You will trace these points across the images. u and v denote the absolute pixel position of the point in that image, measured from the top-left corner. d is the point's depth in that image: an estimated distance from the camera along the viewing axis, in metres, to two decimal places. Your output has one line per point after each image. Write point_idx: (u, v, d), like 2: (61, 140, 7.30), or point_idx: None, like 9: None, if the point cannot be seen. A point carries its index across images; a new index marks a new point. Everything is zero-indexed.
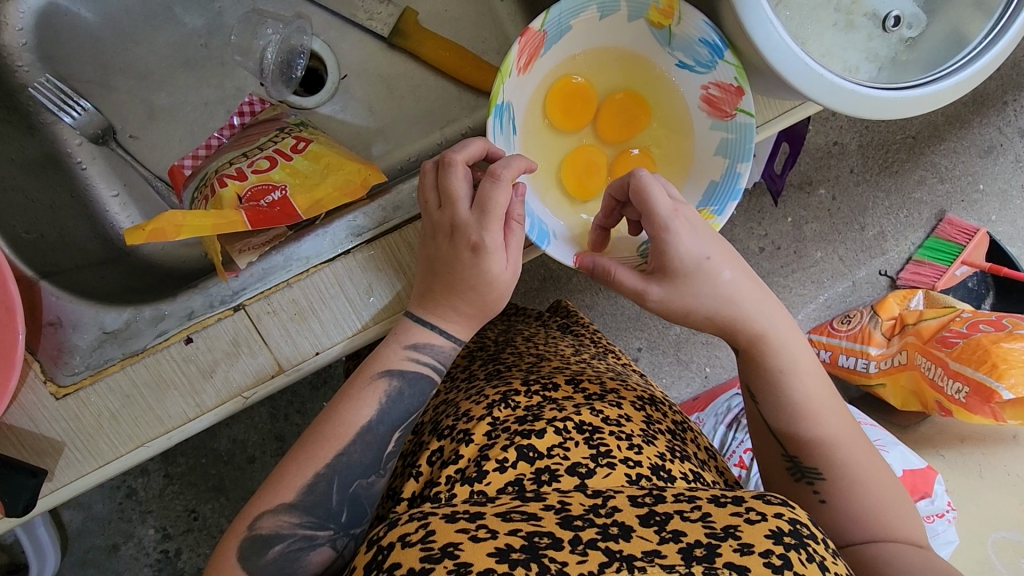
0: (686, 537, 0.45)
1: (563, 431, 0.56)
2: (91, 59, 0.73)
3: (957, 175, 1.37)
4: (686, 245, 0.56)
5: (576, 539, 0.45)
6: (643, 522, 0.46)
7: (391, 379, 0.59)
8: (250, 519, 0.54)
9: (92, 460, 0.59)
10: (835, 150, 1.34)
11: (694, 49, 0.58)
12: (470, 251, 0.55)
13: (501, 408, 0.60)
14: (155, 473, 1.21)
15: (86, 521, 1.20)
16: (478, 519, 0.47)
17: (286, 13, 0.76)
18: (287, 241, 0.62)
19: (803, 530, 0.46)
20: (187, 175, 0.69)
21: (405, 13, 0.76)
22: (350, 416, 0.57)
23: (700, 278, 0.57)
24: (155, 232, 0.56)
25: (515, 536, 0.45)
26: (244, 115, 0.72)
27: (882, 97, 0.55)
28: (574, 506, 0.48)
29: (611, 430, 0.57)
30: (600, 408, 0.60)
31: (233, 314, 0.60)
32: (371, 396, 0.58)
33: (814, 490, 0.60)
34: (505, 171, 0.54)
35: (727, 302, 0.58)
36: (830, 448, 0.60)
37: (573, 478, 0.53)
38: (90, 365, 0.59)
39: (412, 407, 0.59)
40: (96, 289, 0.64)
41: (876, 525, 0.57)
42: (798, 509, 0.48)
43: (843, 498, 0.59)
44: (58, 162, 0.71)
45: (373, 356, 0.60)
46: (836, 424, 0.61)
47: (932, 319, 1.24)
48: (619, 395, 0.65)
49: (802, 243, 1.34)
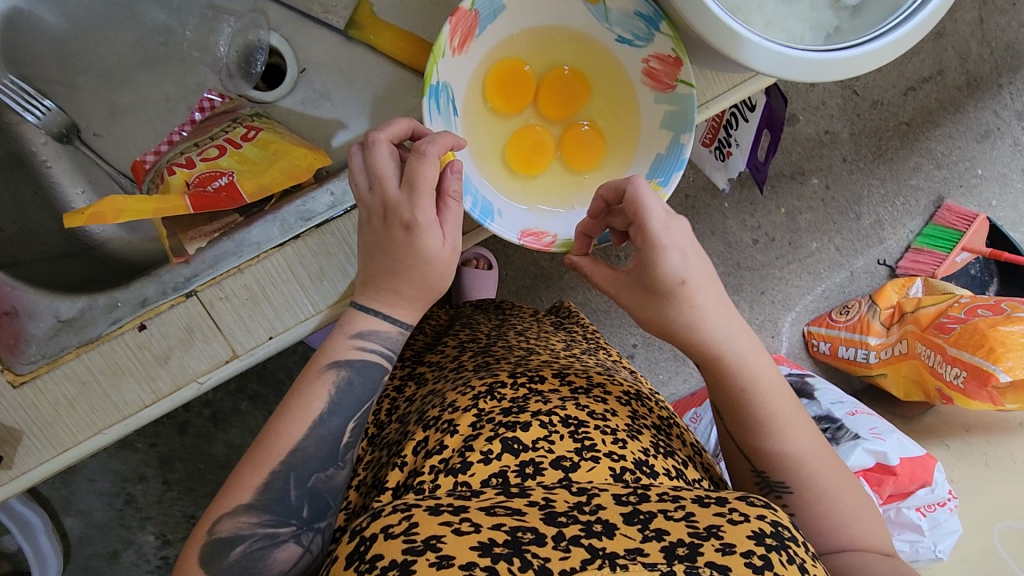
0: (669, 536, 0.45)
1: (548, 425, 0.55)
2: (56, 61, 0.76)
3: (953, 160, 1.35)
4: (668, 264, 0.53)
5: (559, 536, 0.45)
6: (627, 520, 0.46)
7: (339, 370, 0.59)
8: (210, 523, 0.54)
9: (50, 448, 0.59)
10: (827, 139, 1.32)
11: (631, 23, 0.59)
12: (404, 230, 0.55)
13: (487, 400, 0.58)
14: (154, 480, 1.22)
15: (87, 527, 1.21)
16: (463, 513, 0.46)
17: (241, 7, 0.78)
18: (238, 227, 0.62)
19: (783, 532, 0.46)
20: (148, 168, 0.71)
21: (360, 6, 0.77)
22: (300, 413, 0.57)
23: (676, 301, 0.54)
24: (94, 216, 0.58)
25: (499, 530, 0.45)
26: (203, 110, 0.74)
27: (818, 60, 0.54)
28: (558, 503, 0.48)
29: (597, 424, 0.56)
30: (586, 403, 0.59)
31: (186, 300, 0.61)
32: (320, 389, 0.58)
33: (782, 503, 0.59)
34: (431, 147, 0.54)
35: (693, 325, 0.55)
36: (800, 468, 0.58)
37: (558, 472, 0.52)
38: (45, 354, 0.60)
39: (363, 397, 0.60)
40: (63, 282, 0.67)
41: (838, 534, 0.57)
42: (779, 511, 0.48)
43: (812, 512, 0.57)
44: (21, 161, 0.74)
45: (320, 351, 0.60)
46: (807, 443, 0.59)
47: (931, 306, 1.19)
48: (606, 390, 0.62)
49: (796, 233, 1.33)
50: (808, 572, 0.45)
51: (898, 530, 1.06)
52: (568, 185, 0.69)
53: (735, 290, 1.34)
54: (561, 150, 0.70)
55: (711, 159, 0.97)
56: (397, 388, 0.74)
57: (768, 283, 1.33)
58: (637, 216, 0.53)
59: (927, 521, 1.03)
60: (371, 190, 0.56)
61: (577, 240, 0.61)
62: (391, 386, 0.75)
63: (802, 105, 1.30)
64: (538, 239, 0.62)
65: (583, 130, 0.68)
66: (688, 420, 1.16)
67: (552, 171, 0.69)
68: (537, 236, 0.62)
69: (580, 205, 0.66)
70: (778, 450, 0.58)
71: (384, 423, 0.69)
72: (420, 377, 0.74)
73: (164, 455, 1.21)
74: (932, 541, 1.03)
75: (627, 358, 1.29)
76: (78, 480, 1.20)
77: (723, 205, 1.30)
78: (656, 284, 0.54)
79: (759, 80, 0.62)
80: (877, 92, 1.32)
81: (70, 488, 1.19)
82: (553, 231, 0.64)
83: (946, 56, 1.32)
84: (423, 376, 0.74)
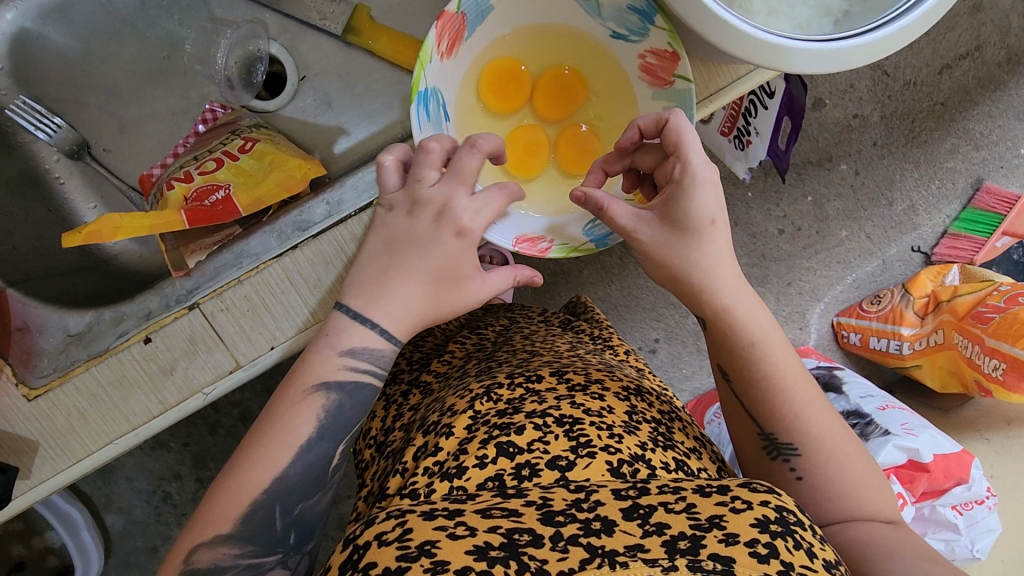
0: (670, 530, 0.43)
1: (542, 426, 0.53)
2: (64, 78, 0.78)
3: (994, 140, 1.28)
4: (698, 203, 0.54)
5: (557, 535, 0.43)
6: (626, 515, 0.44)
7: (328, 393, 0.55)
8: (186, 552, 0.52)
9: (66, 458, 0.61)
10: (856, 123, 1.26)
11: (625, 18, 0.57)
12: (451, 234, 0.55)
13: (482, 401, 0.57)
14: (188, 478, 1.24)
15: (128, 524, 1.24)
16: (458, 516, 0.45)
17: (242, 19, 0.79)
18: (236, 239, 0.64)
19: (789, 518, 0.44)
20: (155, 181, 0.72)
21: (356, 10, 0.77)
22: (284, 436, 0.54)
23: (699, 241, 0.55)
24: (92, 235, 0.61)
25: (494, 533, 0.43)
26: (206, 122, 0.75)
27: (818, 50, 0.51)
28: (557, 501, 0.45)
29: (592, 421, 0.54)
30: (582, 401, 0.56)
31: (188, 313, 0.61)
32: (308, 412, 0.55)
33: (791, 467, 0.56)
34: (483, 143, 0.56)
35: (707, 271, 0.56)
36: (810, 432, 0.56)
37: (554, 472, 0.50)
38: (58, 367, 0.62)
39: (353, 420, 0.57)
40: (76, 294, 0.69)
41: (851, 504, 0.55)
42: (784, 496, 0.46)
43: (820, 476, 0.55)
44: (35, 179, 0.76)
45: (305, 367, 0.56)
46: (815, 406, 0.57)
47: (968, 294, 1.13)
48: (604, 386, 0.59)
49: (824, 222, 1.27)
50: (817, 557, 0.43)
51: (933, 529, 1.01)
52: (566, 187, 0.68)
53: (761, 282, 1.29)
54: (556, 150, 0.69)
55: (731, 150, 0.92)
56: (402, 394, 0.73)
57: (795, 274, 1.28)
58: (680, 150, 0.54)
59: (966, 518, 0.98)
60: (415, 188, 0.56)
61: (592, 173, 0.62)
62: (397, 392, 0.74)
63: (827, 88, 1.24)
64: (533, 245, 0.60)
65: (580, 132, 0.67)
66: (714, 416, 1.09)
67: (549, 175, 0.69)
68: (532, 242, 0.61)
69: (575, 211, 0.65)
70: (786, 410, 0.56)
71: (389, 431, 0.69)
72: (424, 385, 0.73)
73: (197, 454, 1.24)
74: (969, 540, 0.99)
75: (650, 353, 1.25)
76: (116, 478, 1.24)
77: (746, 195, 1.25)
78: (682, 221, 0.55)
79: (762, 73, 0.59)
80: (910, 72, 1.25)
81: (111, 485, 1.24)
82: (549, 236, 0.62)
83: (985, 30, 1.25)
84: (427, 385, 0.72)
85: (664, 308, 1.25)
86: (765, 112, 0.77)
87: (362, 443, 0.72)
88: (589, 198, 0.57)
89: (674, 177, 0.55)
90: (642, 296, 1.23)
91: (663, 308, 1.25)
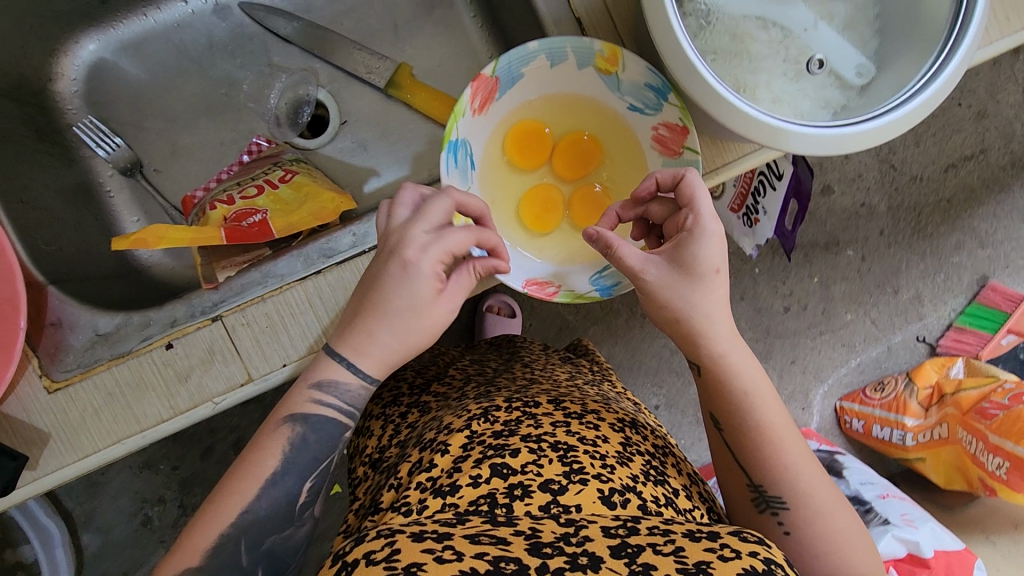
0: (655, 572, 0.44)
1: (537, 450, 0.54)
2: (131, 105, 0.85)
3: (999, 240, 1.33)
4: (704, 252, 0.57)
5: (543, 566, 0.44)
6: (614, 553, 0.45)
7: (294, 425, 0.59)
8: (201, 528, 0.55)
9: (72, 453, 0.63)
10: (863, 211, 1.31)
11: (642, 94, 0.63)
12: (420, 289, 0.55)
13: (480, 422, 0.58)
14: (172, 503, 1.24)
15: (104, 544, 1.23)
16: (447, 540, 0.46)
17: (295, 66, 0.87)
18: (266, 260, 0.68)
19: (776, 571, 0.44)
20: (197, 203, 0.79)
21: (400, 67, 0.84)
22: (255, 468, 0.58)
23: (701, 286, 0.58)
24: (137, 241, 0.66)
25: (481, 560, 0.44)
26: (251, 154, 0.83)
27: (818, 134, 0.57)
28: (545, 533, 0.47)
29: (587, 449, 0.55)
30: (577, 429, 0.58)
31: (210, 324, 0.65)
32: (275, 446, 0.58)
33: (779, 521, 0.57)
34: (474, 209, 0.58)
35: (706, 316, 0.59)
36: (803, 485, 0.57)
37: (546, 495, 0.51)
38: (81, 363, 0.65)
39: (318, 455, 0.60)
40: (109, 298, 0.72)
41: (835, 563, 0.55)
42: (774, 548, 0.46)
43: (807, 532, 0.56)
44: (88, 190, 0.81)
45: (282, 400, 0.60)
46: (804, 459, 0.58)
47: (973, 389, 1.14)
48: (599, 416, 0.61)
49: (830, 303, 1.31)
50: None
51: None
52: (576, 241, 0.72)
53: (765, 357, 1.31)
54: (570, 208, 0.74)
55: (739, 225, 0.97)
56: (401, 414, 0.74)
57: (799, 353, 1.30)
58: (691, 202, 0.59)
59: None
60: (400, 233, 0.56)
61: (607, 216, 0.66)
62: (396, 412, 0.75)
63: (837, 176, 1.30)
64: (540, 288, 0.65)
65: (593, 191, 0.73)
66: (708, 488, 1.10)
67: (562, 228, 0.73)
68: (541, 284, 0.65)
69: (584, 261, 0.68)
70: (778, 463, 0.57)
71: (386, 446, 0.71)
72: (423, 406, 0.74)
73: (185, 478, 1.24)
74: None
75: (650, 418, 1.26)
76: (102, 494, 1.23)
77: (753, 270, 1.29)
78: (690, 266, 0.58)
79: (767, 153, 0.65)
80: (916, 167, 1.32)
81: (96, 501, 1.23)
82: (558, 282, 0.66)
83: (989, 135, 1.32)
84: (426, 404, 0.74)
85: (668, 375, 1.26)
86: (772, 191, 0.83)
87: (358, 459, 0.74)
88: (600, 238, 0.60)
89: (685, 227, 0.58)
90: (645, 361, 1.25)
91: (666, 375, 1.27)
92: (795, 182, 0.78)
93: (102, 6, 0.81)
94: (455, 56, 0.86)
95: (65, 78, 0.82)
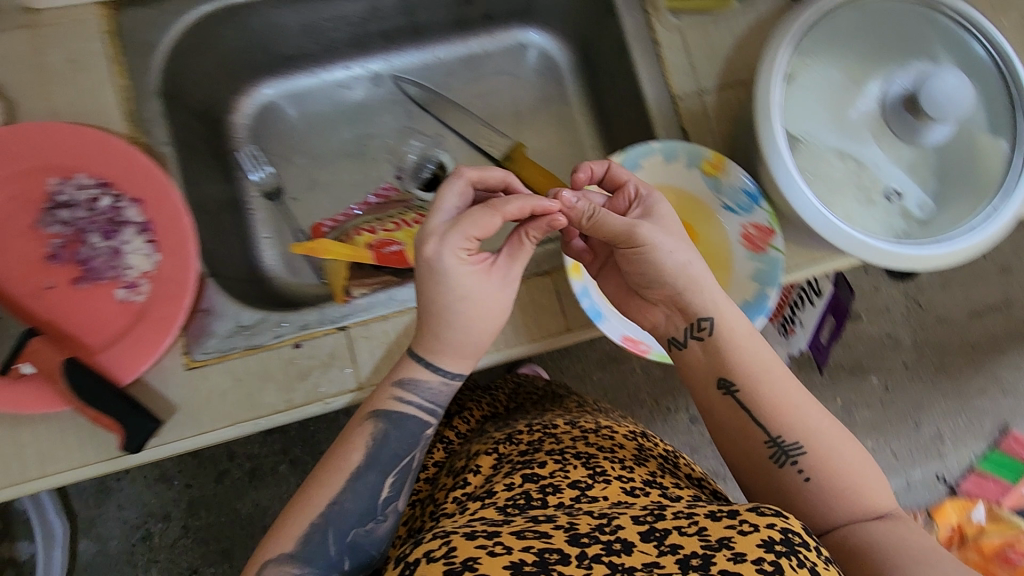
0: (683, 549, 0.48)
1: (561, 460, 0.62)
2: (285, 140, 0.98)
3: (1018, 391, 1.40)
4: (660, 204, 0.65)
5: (582, 554, 0.49)
6: (643, 536, 0.50)
7: (377, 421, 0.64)
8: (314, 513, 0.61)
9: (191, 427, 0.70)
10: (889, 342, 1.39)
11: (736, 196, 0.75)
12: (470, 291, 0.61)
13: (507, 445, 0.67)
14: (175, 523, 1.25)
15: (97, 555, 1.22)
16: (496, 536, 0.51)
17: (429, 130, 1.01)
18: (392, 286, 0.79)
19: (794, 540, 0.48)
20: (327, 231, 0.93)
21: (515, 147, 0.98)
22: (340, 460, 0.63)
23: (670, 229, 0.63)
24: (308, 248, 0.83)
25: (528, 551, 0.49)
26: (378, 196, 0.97)
27: (887, 250, 0.69)
28: (581, 524, 0.52)
29: (603, 459, 0.62)
30: (592, 443, 0.65)
31: (337, 332, 0.74)
32: (360, 438, 0.64)
33: (798, 469, 0.59)
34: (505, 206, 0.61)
35: (683, 260, 0.62)
36: (809, 430, 0.61)
37: (574, 492, 0.57)
38: (220, 348, 0.73)
39: (398, 450, 0.64)
40: (246, 296, 0.82)
41: (856, 504, 0.58)
42: (790, 519, 0.49)
43: (825, 473, 0.59)
44: (237, 207, 0.92)
45: (370, 397, 0.66)
46: (790, 388, 0.62)
47: (995, 536, 1.20)
48: (609, 433, 0.68)
49: (853, 427, 1.36)
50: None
51: None
52: None
53: None
54: None
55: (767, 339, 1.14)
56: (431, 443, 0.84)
57: None
58: (620, 185, 0.67)
59: None
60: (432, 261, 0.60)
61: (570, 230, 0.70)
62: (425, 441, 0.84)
63: (869, 306, 1.40)
64: (635, 344, 0.72)
65: None
66: None
67: None
68: (636, 342, 0.72)
69: None
70: (767, 397, 0.61)
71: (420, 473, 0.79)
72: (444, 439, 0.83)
73: (194, 499, 1.25)
74: None
75: None
76: (108, 503, 1.24)
77: None
78: (657, 214, 0.64)
79: (841, 259, 0.76)
80: (942, 309, 1.41)
81: (101, 509, 1.23)
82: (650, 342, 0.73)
83: (1013, 290, 1.42)
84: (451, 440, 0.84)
85: None
86: (812, 306, 1.03)
87: None
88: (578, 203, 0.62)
89: (635, 195, 0.66)
90: None
91: None
92: (834, 300, 1.03)
93: (285, 60, 0.94)
94: (566, 147, 1.01)
95: (238, 112, 0.95)
